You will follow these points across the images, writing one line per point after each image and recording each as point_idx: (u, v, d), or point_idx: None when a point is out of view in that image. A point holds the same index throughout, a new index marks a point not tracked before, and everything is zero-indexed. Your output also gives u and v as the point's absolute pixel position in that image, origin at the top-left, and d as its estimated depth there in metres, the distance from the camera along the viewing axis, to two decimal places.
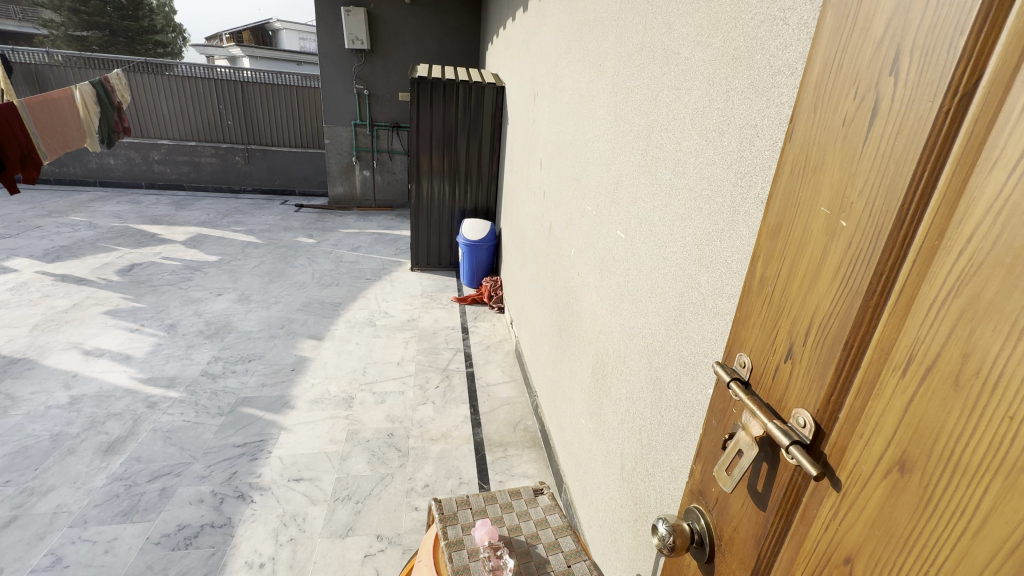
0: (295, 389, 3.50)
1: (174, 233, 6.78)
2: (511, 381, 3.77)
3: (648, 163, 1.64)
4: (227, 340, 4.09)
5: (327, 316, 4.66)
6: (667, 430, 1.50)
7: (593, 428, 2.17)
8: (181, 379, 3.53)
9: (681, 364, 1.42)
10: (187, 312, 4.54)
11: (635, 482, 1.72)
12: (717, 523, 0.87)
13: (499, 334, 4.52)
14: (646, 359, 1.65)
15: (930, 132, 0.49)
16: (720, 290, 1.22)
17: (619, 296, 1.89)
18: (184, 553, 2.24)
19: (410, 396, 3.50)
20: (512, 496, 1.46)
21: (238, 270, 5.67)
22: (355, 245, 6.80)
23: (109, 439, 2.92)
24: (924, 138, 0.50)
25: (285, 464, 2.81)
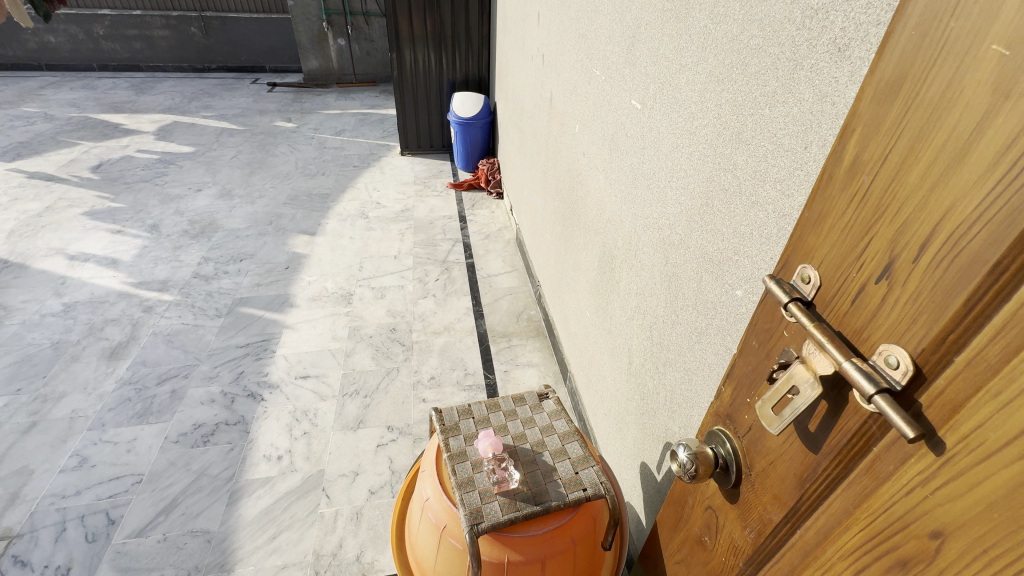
0: (292, 287, 3.40)
1: (139, 122, 6.20)
2: (513, 270, 3.65)
3: (678, 4, 1.28)
4: (215, 239, 3.91)
5: (316, 209, 4.39)
6: (680, 330, 1.38)
7: (599, 320, 2.08)
8: (173, 282, 3.43)
9: (703, 261, 1.24)
10: (168, 211, 4.29)
11: (643, 379, 1.66)
12: (745, 450, 0.77)
13: (498, 222, 4.30)
14: (661, 254, 1.47)
15: None
16: (762, 174, 0.99)
17: (631, 181, 1.65)
18: (203, 449, 2.33)
19: (410, 290, 3.42)
20: (517, 403, 1.40)
21: (215, 162, 5.26)
22: (338, 128, 6.25)
23: (111, 344, 2.91)
24: None
25: (290, 363, 2.81)
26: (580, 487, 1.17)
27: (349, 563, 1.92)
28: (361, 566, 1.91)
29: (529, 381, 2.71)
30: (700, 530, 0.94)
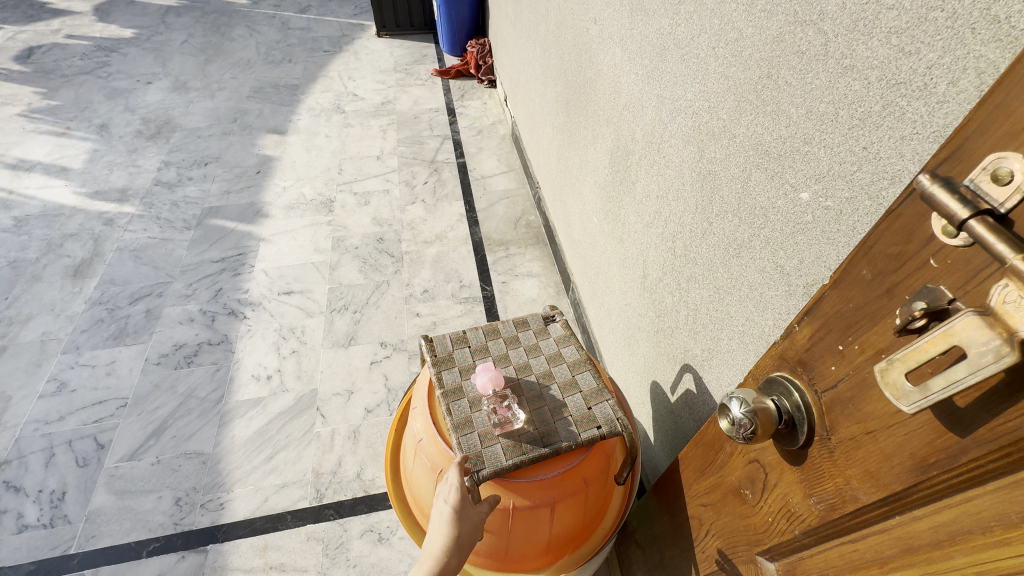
0: (265, 195, 3.08)
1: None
2: (509, 171, 3.30)
3: None
4: (174, 141, 3.48)
5: (285, 104, 3.89)
6: (713, 241, 1.15)
7: (609, 227, 1.84)
8: (133, 191, 3.09)
9: (753, 154, 0.98)
10: (116, 109, 3.78)
11: (660, 294, 1.47)
12: (824, 411, 0.59)
13: (491, 115, 3.83)
14: (693, 146, 1.19)
15: None
16: (869, 21, 0.69)
17: (658, 51, 1.30)
18: (188, 370, 2.21)
19: (397, 196, 3.11)
20: (519, 328, 1.21)
21: (164, 49, 4.57)
22: (302, 4, 5.38)
23: (74, 262, 2.67)
24: None
25: (271, 278, 2.61)
26: (594, 425, 1.03)
27: (350, 481, 1.88)
28: (362, 483, 1.88)
29: (529, 292, 2.54)
30: (738, 481, 0.81)
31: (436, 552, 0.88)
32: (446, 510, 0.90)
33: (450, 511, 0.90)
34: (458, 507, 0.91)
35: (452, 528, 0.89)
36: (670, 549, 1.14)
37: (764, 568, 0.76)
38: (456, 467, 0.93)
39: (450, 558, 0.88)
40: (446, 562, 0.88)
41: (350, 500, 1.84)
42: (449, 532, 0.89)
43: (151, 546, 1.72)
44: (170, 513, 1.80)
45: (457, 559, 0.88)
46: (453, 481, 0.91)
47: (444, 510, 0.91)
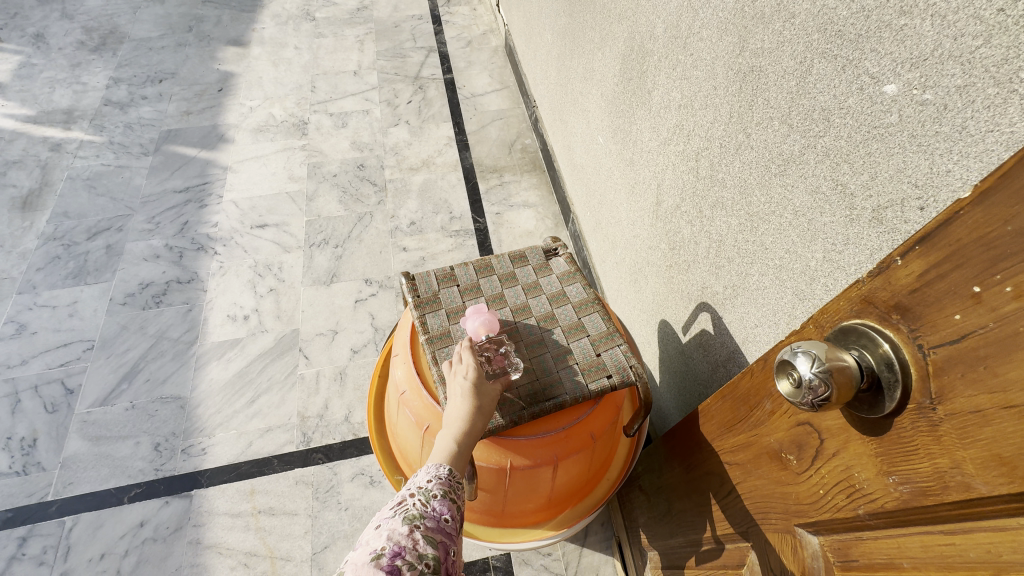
0: (230, 116, 2.76)
1: None
2: (502, 88, 2.97)
3: None
4: (122, 54, 3.07)
5: (246, 10, 3.41)
6: (751, 157, 0.96)
7: (617, 148, 1.61)
8: (80, 112, 2.75)
9: (818, 38, 0.76)
10: (52, 16, 3.31)
11: (676, 224, 1.29)
12: (932, 373, 0.43)
13: (481, 23, 3.41)
14: (732, 36, 0.96)
15: None
16: None
17: None
18: (157, 311, 2.05)
19: (378, 117, 2.80)
20: (516, 264, 1.04)
21: None
22: None
23: (21, 193, 2.41)
24: None
25: (243, 210, 2.38)
26: (603, 374, 0.89)
27: (338, 424, 1.79)
28: (351, 427, 1.79)
29: (525, 224, 2.34)
30: (780, 444, 0.68)
31: (459, 428, 0.77)
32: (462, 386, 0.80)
33: (468, 387, 0.79)
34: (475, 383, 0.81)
35: (472, 404, 0.79)
36: (680, 501, 1.05)
37: (804, 541, 0.64)
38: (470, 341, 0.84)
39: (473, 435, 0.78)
40: (469, 439, 0.78)
41: (339, 443, 1.75)
42: (469, 408, 0.78)
43: (133, 492, 1.65)
44: (150, 459, 1.71)
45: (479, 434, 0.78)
46: (469, 355, 0.81)
47: (460, 387, 0.80)
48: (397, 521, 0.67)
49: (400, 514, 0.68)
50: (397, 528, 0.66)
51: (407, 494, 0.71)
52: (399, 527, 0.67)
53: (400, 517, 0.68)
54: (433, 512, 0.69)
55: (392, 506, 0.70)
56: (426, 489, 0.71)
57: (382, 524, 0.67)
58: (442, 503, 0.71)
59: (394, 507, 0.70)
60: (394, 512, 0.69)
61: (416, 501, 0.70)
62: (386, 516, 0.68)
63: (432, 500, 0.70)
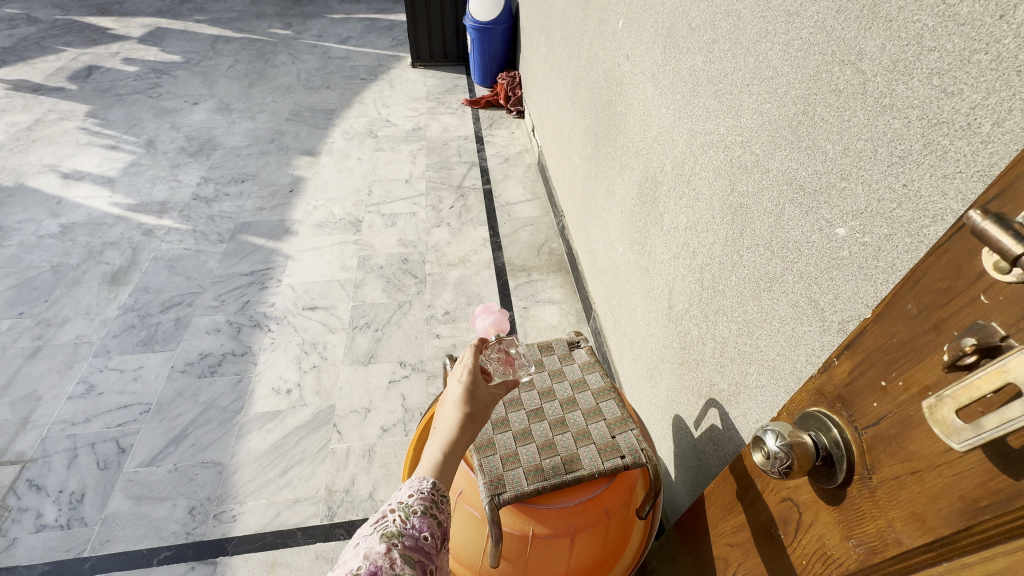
0: (295, 212, 3.19)
1: (129, 26, 5.61)
2: (534, 199, 3.36)
3: None
4: (214, 159, 3.64)
5: (321, 127, 4.05)
6: (744, 273, 1.15)
7: (634, 256, 1.84)
8: (172, 204, 3.22)
9: (788, 188, 0.98)
10: (163, 126, 3.98)
11: (685, 326, 1.46)
12: (867, 448, 0.57)
13: (518, 144, 3.92)
14: (725, 179, 1.20)
15: None
16: (907, 60, 0.71)
17: (690, 88, 1.33)
18: (210, 380, 2.25)
19: (423, 218, 3.17)
20: (544, 352, 1.21)
21: (212, 73, 4.82)
22: (342, 36, 5.64)
23: (111, 269, 2.77)
24: None
25: (297, 293, 2.67)
26: (617, 454, 1.01)
27: (362, 500, 1.87)
28: (373, 504, 1.86)
29: (549, 319, 2.54)
30: (770, 520, 0.78)
31: (450, 428, 0.86)
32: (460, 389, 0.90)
33: (463, 391, 0.90)
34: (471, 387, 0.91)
35: (465, 405, 0.88)
36: None
37: None
38: (473, 347, 0.96)
39: (464, 436, 0.86)
40: (460, 440, 0.85)
41: (360, 520, 1.81)
42: (461, 409, 0.87)
43: (163, 554, 1.72)
44: (184, 522, 1.80)
45: (469, 434, 0.86)
46: (468, 360, 0.93)
47: (458, 389, 0.90)
48: (375, 539, 0.73)
49: (379, 531, 0.74)
50: (374, 546, 0.72)
51: (387, 511, 0.77)
52: (377, 545, 0.72)
53: (378, 534, 0.73)
54: (411, 529, 0.75)
55: (372, 524, 0.75)
56: (407, 505, 0.77)
57: (360, 544, 0.72)
58: (422, 520, 0.77)
59: (374, 524, 0.75)
60: (373, 530, 0.74)
61: (396, 517, 0.76)
62: (367, 533, 0.74)
63: (411, 517, 0.76)
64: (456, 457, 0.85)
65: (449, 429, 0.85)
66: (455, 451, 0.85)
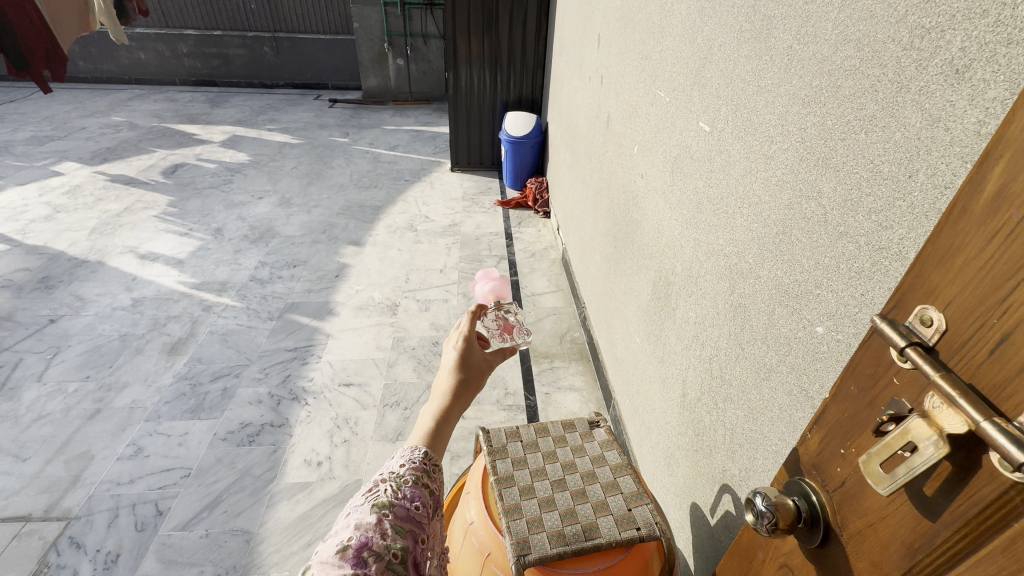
0: (339, 295, 3.49)
1: (212, 132, 6.55)
2: (557, 290, 3.61)
3: (756, 24, 1.21)
4: (272, 245, 4.08)
5: (367, 221, 4.52)
6: (746, 365, 1.30)
7: (651, 347, 2.00)
8: (231, 284, 3.58)
9: (776, 293, 1.17)
10: (231, 216, 4.52)
11: (698, 414, 1.57)
12: (836, 508, 0.69)
13: (544, 241, 4.28)
14: (726, 282, 1.40)
15: None
16: (854, 201, 0.92)
17: (694, 206, 1.58)
18: (248, 448, 2.38)
19: (454, 305, 3.43)
20: (566, 429, 1.34)
21: (277, 173, 5.51)
22: (392, 144, 6.43)
23: (171, 341, 3.05)
24: None
25: (335, 370, 2.86)
26: (633, 525, 1.10)
27: None
28: None
29: (570, 405, 2.64)
30: None
31: (445, 389, 0.92)
32: (456, 354, 0.97)
33: (456, 360, 0.96)
34: (466, 352, 0.97)
35: (460, 369, 0.94)
36: None
37: None
38: (469, 316, 1.02)
39: (458, 399, 0.92)
40: (454, 401, 0.91)
41: None
42: (454, 377, 0.93)
43: None
44: None
45: (465, 397, 0.92)
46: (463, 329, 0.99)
47: (453, 354, 0.97)
48: (367, 509, 0.73)
49: (370, 502, 0.74)
50: (366, 517, 0.72)
51: (378, 481, 0.78)
52: (368, 515, 0.72)
53: (370, 504, 0.74)
54: (403, 499, 0.76)
55: (363, 495, 0.76)
56: (398, 476, 0.79)
57: (351, 514, 0.72)
58: (413, 489, 0.78)
59: (365, 495, 0.76)
60: (364, 501, 0.75)
61: (387, 488, 0.77)
62: (358, 503, 0.74)
63: (403, 487, 0.78)
64: (451, 418, 0.91)
65: (445, 392, 0.91)
66: (449, 412, 0.91)
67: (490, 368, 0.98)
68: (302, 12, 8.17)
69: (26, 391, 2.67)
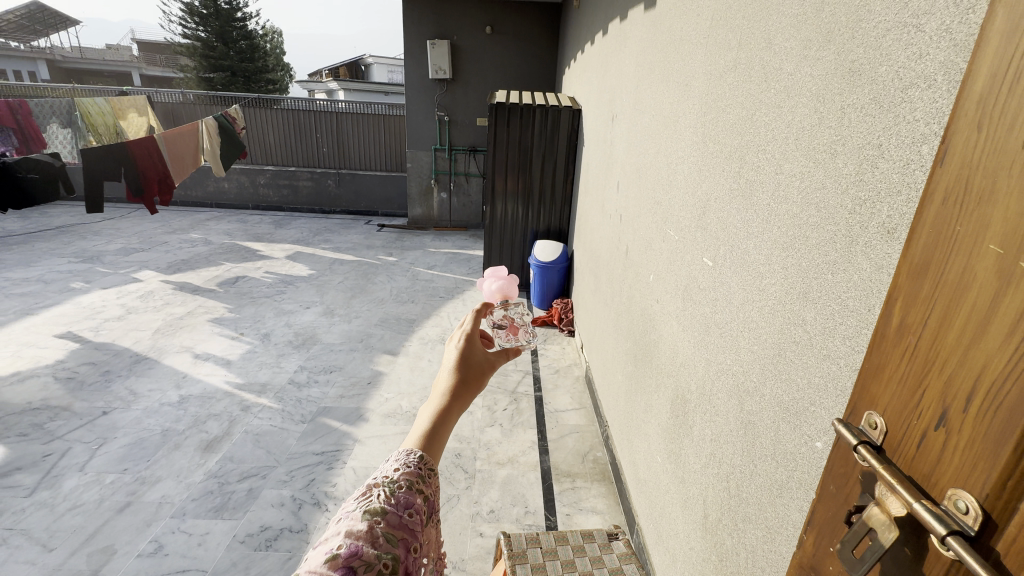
0: (370, 402, 3.63)
1: (273, 249, 7.35)
2: (580, 408, 3.65)
3: (741, 185, 1.50)
4: (312, 351, 4.36)
5: (402, 332, 4.82)
6: (759, 482, 1.36)
7: (671, 466, 2.02)
8: (271, 386, 3.80)
9: (779, 410, 1.28)
10: (279, 323, 4.90)
11: (720, 536, 1.56)
12: None
13: (568, 358, 4.42)
14: (736, 400, 1.51)
15: None
16: (831, 329, 1.09)
17: (704, 329, 1.75)
18: (264, 554, 2.36)
19: (478, 417, 3.49)
20: (585, 539, 1.38)
21: (325, 285, 6.04)
22: (430, 264, 7.02)
23: (208, 438, 3.18)
24: None
25: (357, 476, 2.89)
26: None
27: None
28: None
29: None
30: None
31: (443, 389, 0.83)
32: (456, 353, 0.89)
33: (456, 358, 0.88)
34: (468, 351, 0.90)
35: (459, 368, 0.87)
36: None
37: None
38: (473, 313, 0.95)
39: (458, 400, 0.83)
40: (453, 402, 0.83)
41: None
42: (453, 376, 0.85)
43: None
44: None
45: (464, 396, 0.84)
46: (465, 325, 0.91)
47: (454, 353, 0.89)
48: (358, 516, 0.66)
49: (363, 507, 0.68)
50: (357, 524, 0.65)
51: (372, 485, 0.72)
52: (358, 522, 0.65)
53: (362, 509, 0.67)
54: (396, 505, 0.70)
55: (356, 500, 0.70)
56: (392, 481, 0.73)
57: (342, 519, 0.66)
58: (407, 495, 0.72)
59: (358, 500, 0.70)
60: (357, 506, 0.68)
61: (380, 493, 0.71)
62: (349, 509, 0.68)
63: (397, 493, 0.71)
64: (450, 421, 0.83)
65: (442, 391, 0.83)
66: (449, 413, 0.82)
67: (492, 368, 0.91)
68: (365, 154, 9.57)
69: (67, 479, 2.79)
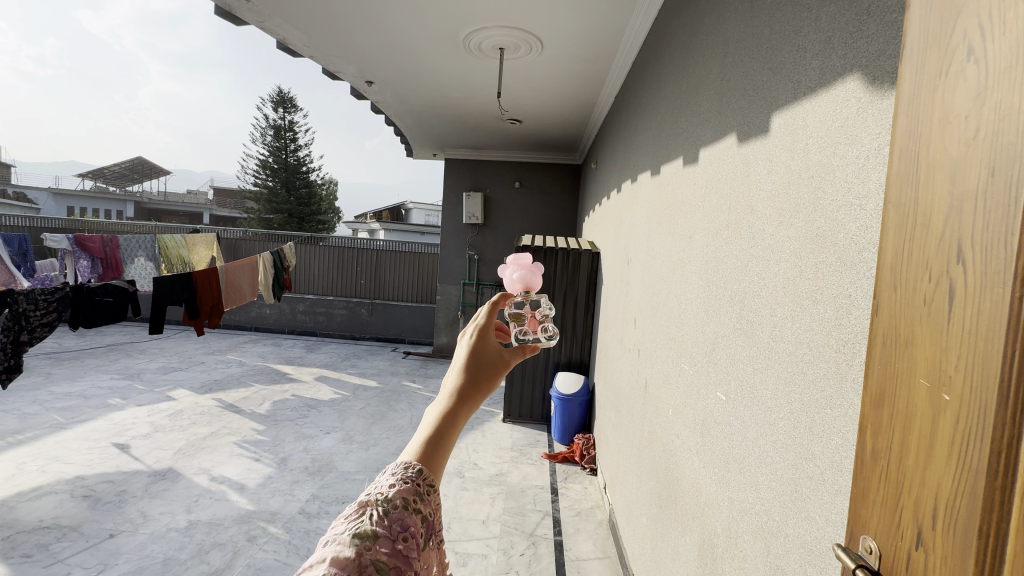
0: None
1: (302, 373, 7.58)
2: (605, 558, 3.36)
3: (743, 324, 1.66)
4: (326, 479, 4.26)
5: None
6: None
7: None
8: (281, 514, 3.68)
9: (804, 552, 1.25)
10: (298, 448, 4.88)
11: None
12: None
13: (590, 499, 4.19)
14: (761, 541, 1.47)
15: (1006, 330, 0.53)
16: (839, 464, 1.13)
17: (723, 464, 1.76)
18: None
19: (493, 562, 3.25)
20: None
21: (347, 411, 6.08)
22: None
23: (208, 570, 3.03)
24: (1002, 335, 0.53)
25: None
26: None
27: None
28: None
29: None
30: None
31: (451, 390, 0.75)
32: (467, 349, 0.81)
33: (467, 353, 0.81)
34: (480, 346, 0.82)
35: (469, 367, 0.79)
36: None
37: None
38: (489, 305, 0.88)
39: (466, 404, 0.75)
40: (460, 404, 0.75)
41: None
42: (462, 376, 0.77)
43: None
44: None
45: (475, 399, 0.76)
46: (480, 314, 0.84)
47: (465, 349, 0.81)
48: (346, 540, 0.58)
49: (352, 531, 0.59)
50: (344, 550, 0.57)
51: (365, 502, 0.63)
52: (345, 549, 0.57)
53: (351, 533, 0.59)
54: (389, 528, 0.60)
55: (348, 519, 0.62)
56: (386, 499, 0.63)
57: (329, 544, 0.58)
58: (401, 516, 0.62)
59: (349, 522, 0.61)
60: (347, 527, 0.60)
61: (373, 513, 0.62)
62: (338, 531, 0.60)
63: (391, 512, 0.62)
64: (457, 426, 0.74)
65: (451, 391, 0.75)
66: (456, 417, 0.74)
67: (507, 367, 0.82)
68: (399, 286, 10.29)
69: None
